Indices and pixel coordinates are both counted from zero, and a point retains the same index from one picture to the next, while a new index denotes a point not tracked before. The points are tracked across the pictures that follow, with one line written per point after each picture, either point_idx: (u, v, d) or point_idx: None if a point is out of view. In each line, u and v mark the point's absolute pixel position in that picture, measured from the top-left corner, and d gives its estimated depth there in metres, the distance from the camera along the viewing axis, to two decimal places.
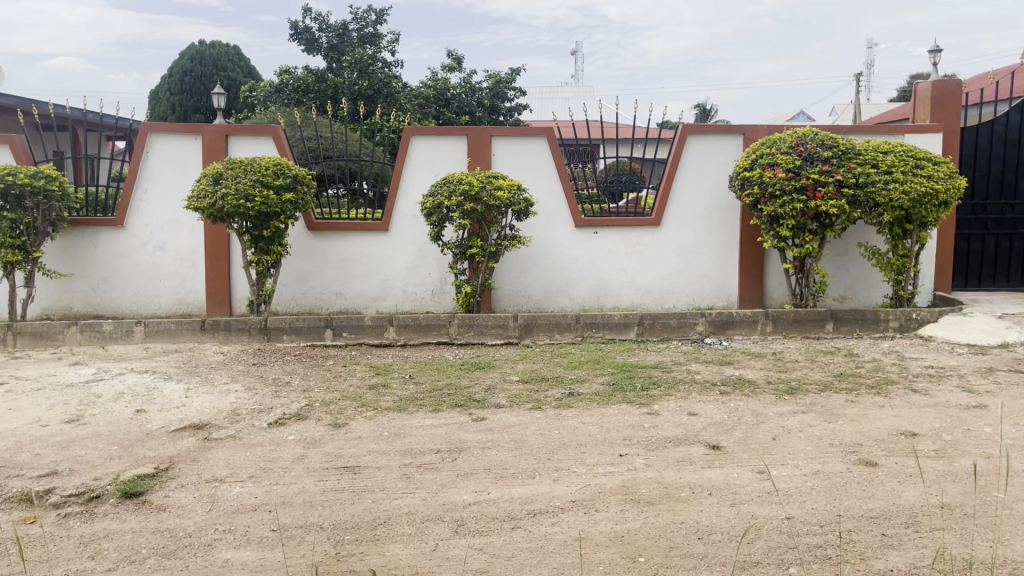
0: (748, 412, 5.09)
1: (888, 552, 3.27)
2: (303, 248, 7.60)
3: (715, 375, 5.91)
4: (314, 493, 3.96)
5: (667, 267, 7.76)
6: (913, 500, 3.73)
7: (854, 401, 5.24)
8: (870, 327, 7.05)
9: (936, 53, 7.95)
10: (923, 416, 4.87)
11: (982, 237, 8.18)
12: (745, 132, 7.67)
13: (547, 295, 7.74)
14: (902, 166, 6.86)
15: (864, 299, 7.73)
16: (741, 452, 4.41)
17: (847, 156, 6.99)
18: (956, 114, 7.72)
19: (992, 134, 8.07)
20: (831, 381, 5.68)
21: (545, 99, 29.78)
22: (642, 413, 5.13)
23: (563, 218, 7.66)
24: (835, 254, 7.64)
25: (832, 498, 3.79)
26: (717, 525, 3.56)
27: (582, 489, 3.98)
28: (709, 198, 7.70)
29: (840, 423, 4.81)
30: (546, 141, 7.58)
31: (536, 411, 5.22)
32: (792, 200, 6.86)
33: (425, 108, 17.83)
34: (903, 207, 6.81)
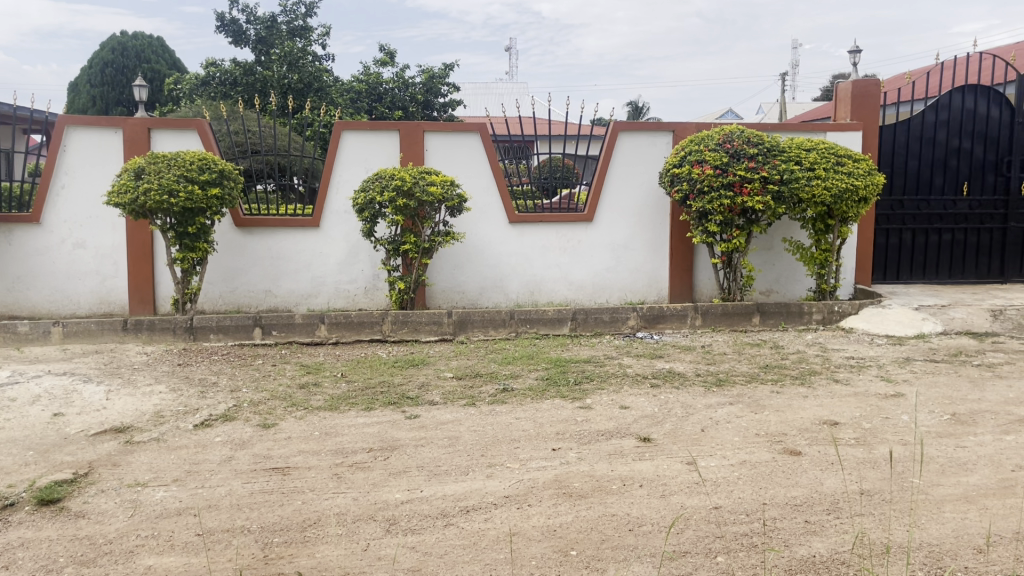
0: (679, 404, 5.17)
1: (810, 539, 3.36)
2: (231, 245, 7.42)
3: (647, 369, 5.99)
4: (242, 496, 3.87)
5: (600, 263, 7.83)
6: (835, 487, 3.85)
7: (780, 391, 5.39)
8: (795, 320, 7.24)
9: (855, 53, 8.19)
10: (845, 405, 5.04)
11: (900, 232, 8.49)
12: (675, 128, 7.79)
13: (482, 291, 7.73)
14: (824, 164, 7.06)
15: (789, 293, 7.93)
16: (670, 444, 4.49)
17: (772, 153, 7.16)
18: (875, 113, 7.98)
19: (909, 133, 8.38)
20: (758, 373, 5.82)
21: (480, 95, 29.87)
22: (575, 407, 5.18)
23: (496, 213, 7.65)
24: (761, 249, 7.83)
25: (758, 487, 3.89)
26: (647, 516, 3.61)
27: (514, 484, 3.99)
28: (640, 194, 7.80)
29: (765, 414, 4.93)
30: (479, 136, 7.56)
31: (470, 407, 5.21)
32: (720, 195, 7.00)
33: (357, 103, 17.73)
34: (825, 203, 7.02)
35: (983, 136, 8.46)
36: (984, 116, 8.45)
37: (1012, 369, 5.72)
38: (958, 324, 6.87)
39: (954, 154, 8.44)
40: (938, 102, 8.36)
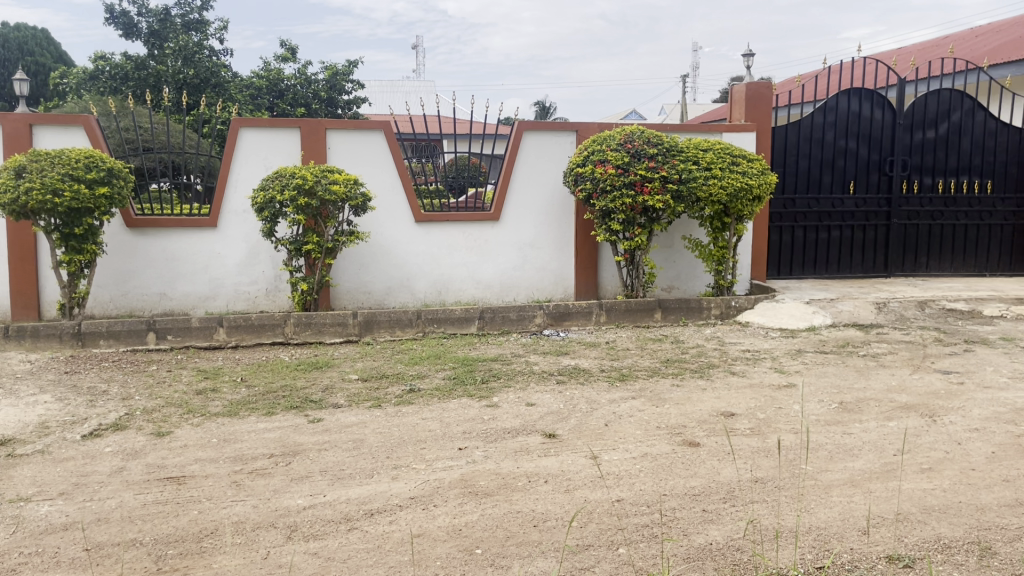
0: (583, 400, 5.25)
1: (708, 527, 3.47)
2: (122, 247, 7.11)
3: (553, 366, 6.05)
4: (134, 507, 3.72)
5: (506, 261, 7.87)
6: (730, 476, 3.98)
7: (680, 384, 5.54)
8: (694, 315, 7.46)
9: (749, 56, 8.49)
10: (741, 396, 5.22)
11: (792, 229, 8.88)
12: (578, 128, 7.90)
13: (388, 291, 7.65)
14: (720, 163, 7.29)
15: (689, 289, 8.16)
16: (575, 439, 4.55)
17: (671, 153, 7.35)
18: (768, 115, 8.29)
19: (800, 134, 8.75)
20: (659, 367, 5.97)
21: (385, 93, 29.69)
22: (482, 405, 5.19)
23: (402, 212, 7.58)
24: (662, 247, 8.03)
25: (659, 479, 3.98)
26: (551, 512, 3.65)
27: (420, 485, 3.97)
28: (545, 193, 7.88)
29: (666, 407, 5.06)
30: (383, 134, 7.47)
31: (376, 409, 5.15)
32: (622, 194, 7.14)
33: (258, 101, 17.39)
34: (722, 202, 7.26)
35: (868, 137, 8.88)
36: (868, 118, 8.88)
37: (895, 358, 6.05)
38: (846, 317, 7.21)
39: (842, 155, 8.84)
40: (826, 105, 8.75)
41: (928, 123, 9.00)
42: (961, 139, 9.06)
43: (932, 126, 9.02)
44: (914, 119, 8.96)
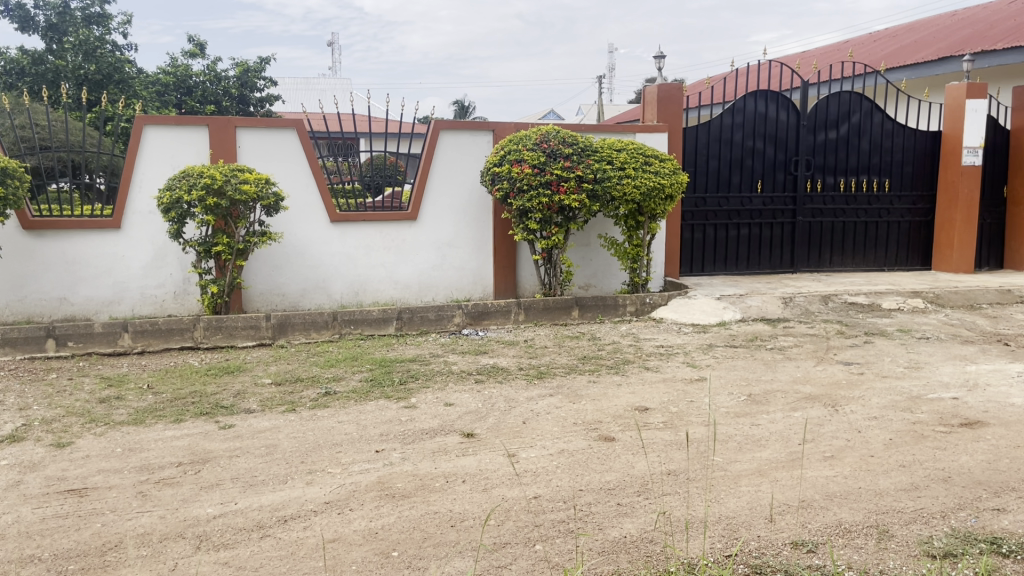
0: (501, 398, 5.26)
1: (622, 521, 3.53)
2: (18, 249, 6.78)
3: (472, 365, 6.05)
4: (32, 522, 3.55)
5: (424, 261, 7.83)
6: (644, 469, 4.07)
7: (596, 380, 5.63)
8: (611, 312, 7.57)
9: (660, 58, 8.66)
10: (654, 391, 5.34)
11: (704, 227, 9.10)
12: (495, 128, 7.90)
13: (303, 293, 7.51)
14: (633, 163, 7.42)
15: (605, 286, 8.28)
16: (493, 438, 4.56)
17: (586, 153, 7.43)
18: (678, 115, 8.48)
19: (710, 135, 8.97)
20: (576, 364, 6.04)
21: (300, 90, 29.21)
22: (399, 407, 5.14)
23: (316, 212, 7.46)
24: (579, 245, 8.12)
25: (575, 474, 4.03)
26: (468, 511, 3.65)
27: (335, 489, 3.91)
28: (462, 192, 7.86)
29: (582, 403, 5.13)
30: (295, 132, 7.33)
31: (290, 413, 5.05)
32: (538, 193, 7.20)
33: (165, 97, 16.88)
34: (636, 200, 7.39)
35: (774, 138, 9.19)
36: (774, 119, 9.19)
37: (800, 351, 6.28)
38: (755, 312, 7.45)
39: (749, 155, 9.12)
40: (734, 106, 9.00)
41: (830, 124, 9.37)
42: (860, 139, 9.45)
43: (833, 127, 9.38)
44: (817, 121, 9.31)
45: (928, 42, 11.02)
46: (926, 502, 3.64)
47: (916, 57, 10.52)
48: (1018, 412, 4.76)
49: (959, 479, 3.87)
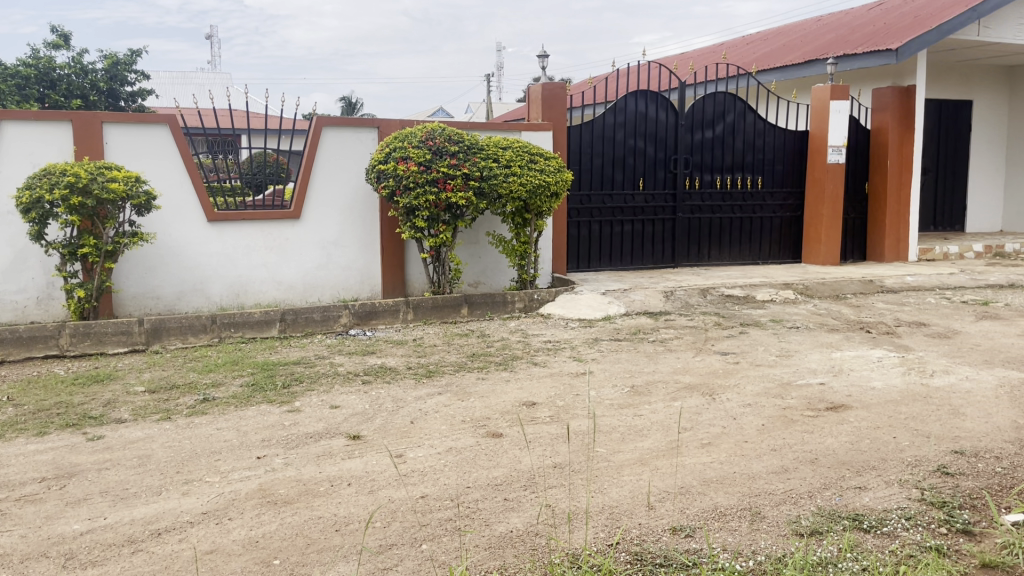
0: (389, 399, 5.20)
1: (509, 515, 3.55)
2: None
3: (358, 366, 5.95)
4: None
5: (308, 261, 7.65)
6: (531, 463, 4.11)
7: (485, 377, 5.64)
8: (499, 309, 7.60)
9: (543, 57, 8.75)
10: (541, 386, 5.40)
11: (589, 224, 9.29)
12: (379, 125, 7.78)
13: (180, 296, 7.20)
14: (519, 161, 7.48)
15: (494, 283, 8.30)
16: (379, 439, 4.50)
17: (472, 151, 7.42)
18: (563, 114, 8.61)
19: (593, 133, 9.16)
20: (465, 362, 6.04)
21: (176, 84, 28.09)
22: (282, 411, 5.00)
23: (192, 211, 7.17)
24: (467, 243, 8.11)
25: (462, 471, 4.03)
26: (353, 515, 3.59)
27: (214, 499, 3.77)
28: (347, 191, 7.73)
29: (471, 400, 5.13)
30: (168, 129, 7.03)
31: (165, 422, 4.83)
32: (425, 191, 7.15)
33: (25, 90, 15.90)
34: (522, 198, 7.46)
35: (654, 136, 9.46)
36: (654, 119, 9.44)
37: (680, 342, 6.49)
38: (638, 306, 7.64)
39: (632, 153, 9.36)
40: (616, 106, 9.21)
41: (706, 123, 9.71)
42: (734, 138, 9.84)
43: (709, 126, 9.74)
44: (695, 120, 9.64)
45: (796, 44, 11.60)
46: (795, 484, 3.83)
47: (785, 59, 11.04)
48: (878, 394, 5.08)
49: (825, 460, 4.09)
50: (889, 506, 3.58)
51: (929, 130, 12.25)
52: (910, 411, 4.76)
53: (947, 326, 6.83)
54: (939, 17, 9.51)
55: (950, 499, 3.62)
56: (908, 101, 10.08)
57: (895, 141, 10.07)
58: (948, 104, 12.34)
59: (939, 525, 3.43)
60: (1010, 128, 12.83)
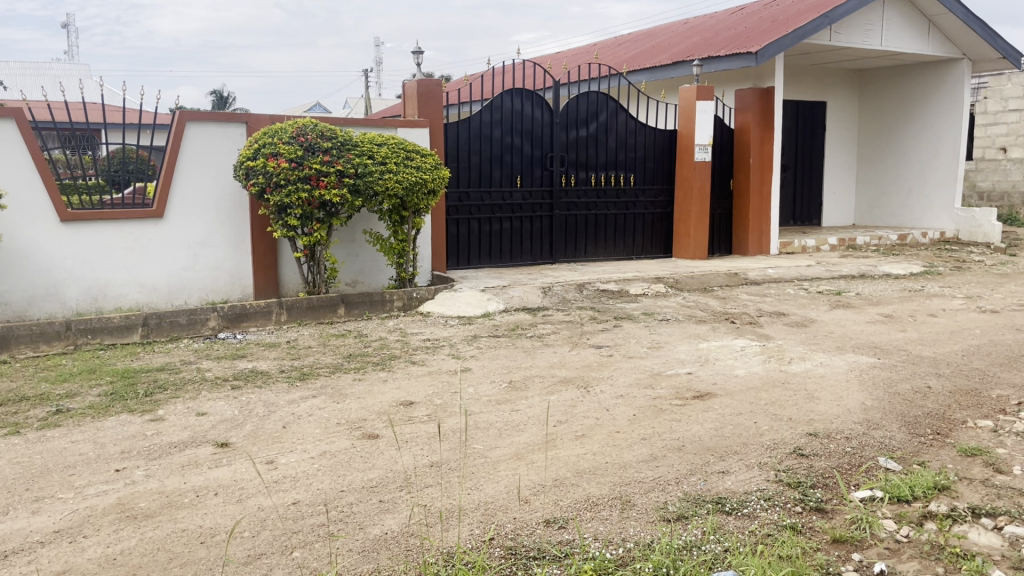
0: (260, 404, 5.04)
1: (383, 517, 3.51)
2: None
3: (227, 371, 5.73)
4: None
5: (174, 263, 7.32)
6: (407, 463, 4.07)
7: (361, 378, 5.56)
8: (377, 308, 7.50)
9: (418, 54, 8.69)
10: (419, 384, 5.37)
11: (468, 222, 9.31)
12: (247, 120, 7.52)
13: (31, 302, 6.74)
14: (394, 157, 7.40)
15: (372, 282, 8.17)
16: (249, 446, 4.35)
17: (346, 147, 7.28)
18: (439, 111, 8.58)
19: (470, 131, 9.18)
20: (341, 363, 5.92)
21: (28, 75, 26.34)
22: (144, 420, 4.76)
23: (42, 211, 6.71)
24: (343, 241, 7.96)
25: (336, 475, 3.95)
26: (220, 525, 3.46)
27: (67, 517, 3.55)
28: (215, 189, 7.43)
29: (346, 402, 5.04)
30: (14, 123, 6.57)
31: (13, 437, 4.51)
32: (297, 188, 6.96)
33: None
34: (398, 195, 7.38)
35: (531, 133, 9.57)
36: (529, 117, 9.55)
37: (557, 337, 6.60)
38: (517, 302, 7.72)
39: (509, 151, 9.43)
40: (492, 104, 9.26)
41: (580, 122, 9.90)
42: (607, 136, 10.08)
43: (584, 125, 9.94)
44: (570, 119, 9.81)
45: (665, 46, 11.99)
46: (664, 471, 3.97)
47: (655, 60, 11.38)
48: (741, 381, 5.33)
49: (691, 446, 4.26)
50: (749, 488, 3.76)
51: (789, 129, 12.95)
52: (770, 397, 5.01)
53: (804, 315, 7.24)
54: (795, 22, 10.05)
55: (804, 479, 3.84)
56: (768, 101, 10.60)
57: (757, 140, 10.58)
58: (805, 104, 13.08)
59: (795, 504, 3.63)
60: (860, 128, 13.75)
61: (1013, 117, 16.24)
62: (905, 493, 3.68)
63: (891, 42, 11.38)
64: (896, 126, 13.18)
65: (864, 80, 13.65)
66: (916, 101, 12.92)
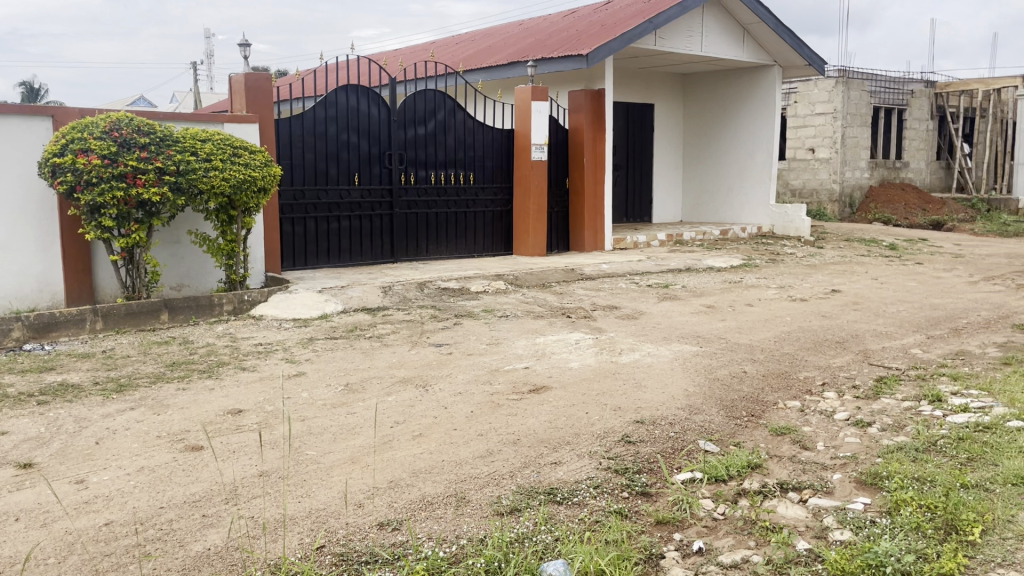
0: (69, 420, 4.66)
1: (206, 532, 3.34)
2: None
3: (33, 386, 5.27)
4: None
5: None
6: (233, 474, 3.89)
7: (186, 387, 5.26)
8: (204, 312, 7.14)
9: (245, 46, 8.34)
10: (249, 391, 5.15)
11: (304, 221, 9.05)
12: (54, 113, 6.96)
13: None
14: (220, 155, 7.07)
15: (199, 285, 7.79)
16: (57, 465, 4.02)
17: (166, 143, 6.88)
18: (268, 106, 8.29)
19: (303, 127, 8.94)
20: (163, 372, 5.59)
21: None
22: None
23: None
24: (166, 243, 7.53)
25: (155, 491, 3.72)
26: (20, 553, 3.17)
27: None
28: (17, 188, 6.82)
29: (169, 413, 4.76)
30: None
31: None
32: (111, 187, 6.51)
33: None
34: (225, 194, 7.06)
35: (367, 131, 9.42)
36: (365, 114, 9.41)
37: (396, 337, 6.53)
38: (355, 302, 7.57)
39: (345, 148, 9.26)
40: (325, 100, 9.06)
41: (418, 120, 9.87)
42: (445, 135, 10.09)
43: (421, 123, 9.91)
44: (407, 117, 9.75)
45: (502, 46, 12.14)
46: (498, 465, 4.01)
47: (491, 60, 11.50)
48: (575, 374, 5.49)
49: (526, 440, 4.33)
50: (580, 477, 3.87)
51: (620, 130, 13.48)
52: (601, 388, 5.18)
53: (635, 308, 7.55)
54: (623, 26, 10.46)
55: (631, 465, 3.99)
56: (600, 102, 10.97)
57: (590, 140, 10.92)
58: (635, 106, 13.65)
59: (622, 489, 3.77)
60: (686, 129, 14.51)
61: (820, 120, 17.68)
62: (722, 473, 3.90)
63: (711, 48, 12.07)
64: (718, 127, 14.00)
65: (688, 84, 14.42)
66: (734, 104, 13.77)
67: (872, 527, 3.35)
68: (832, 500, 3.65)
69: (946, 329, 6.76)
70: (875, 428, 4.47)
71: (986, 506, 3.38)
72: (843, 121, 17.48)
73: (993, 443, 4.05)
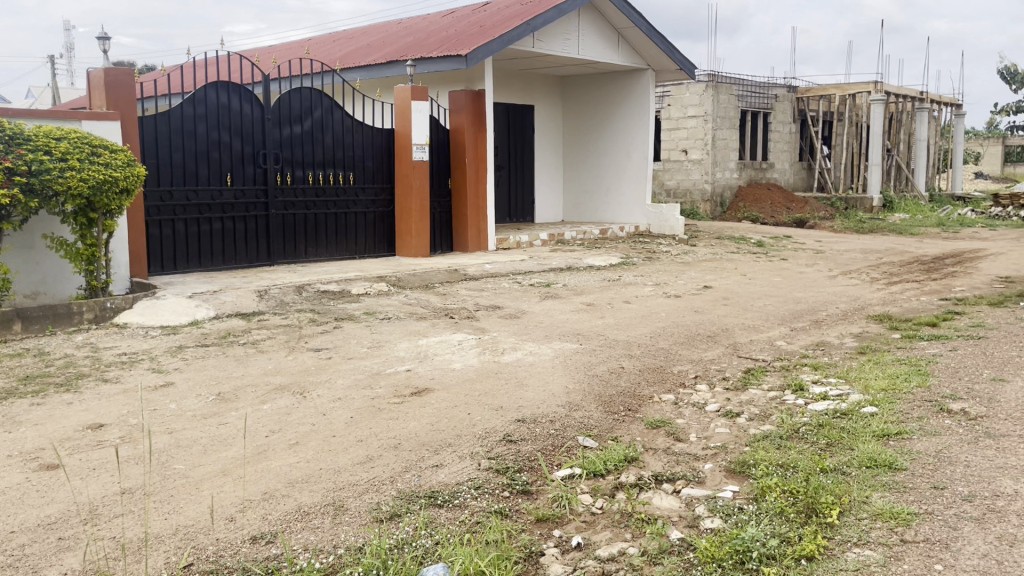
0: None
1: (63, 556, 3.13)
2: None
3: None
4: None
5: None
6: (94, 493, 3.67)
7: (41, 402, 4.92)
8: (63, 322, 6.73)
9: (104, 39, 7.90)
10: (112, 404, 4.87)
11: (172, 223, 8.64)
12: None
13: None
14: (77, 154, 6.66)
15: (58, 293, 7.31)
16: None
17: (15, 141, 6.43)
18: (131, 103, 7.89)
19: (170, 125, 8.55)
20: (15, 387, 5.21)
21: None
22: None
23: None
24: (18, 247, 7.04)
25: (5, 515, 3.46)
26: None
27: None
28: None
29: (21, 431, 4.44)
30: None
31: None
32: None
33: None
34: (84, 194, 6.67)
35: (239, 130, 9.12)
36: (237, 112, 9.11)
37: (272, 343, 6.33)
38: (229, 307, 7.30)
39: (216, 147, 8.91)
40: (194, 97, 8.71)
41: (294, 119, 9.63)
42: (323, 134, 9.89)
43: (297, 122, 9.67)
44: (281, 115, 9.49)
45: (380, 45, 11.99)
46: (378, 471, 3.94)
47: (370, 58, 11.34)
48: (457, 374, 5.48)
49: (407, 444, 4.28)
50: (460, 479, 3.85)
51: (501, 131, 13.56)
52: (482, 388, 5.18)
53: (517, 307, 7.61)
54: (501, 28, 10.53)
55: (511, 464, 4.02)
56: (480, 103, 11.01)
57: (471, 140, 10.94)
58: (515, 107, 13.77)
59: (503, 489, 3.78)
60: (565, 130, 14.76)
61: (692, 122, 18.38)
62: (600, 468, 3.98)
63: (588, 51, 12.33)
64: (596, 129, 14.32)
65: (567, 86, 14.67)
66: (611, 107, 14.11)
67: (740, 513, 3.48)
68: (703, 489, 3.78)
69: (807, 322, 7.15)
70: (743, 418, 4.67)
71: (843, 488, 3.59)
72: (713, 124, 18.25)
73: (849, 429, 4.31)
